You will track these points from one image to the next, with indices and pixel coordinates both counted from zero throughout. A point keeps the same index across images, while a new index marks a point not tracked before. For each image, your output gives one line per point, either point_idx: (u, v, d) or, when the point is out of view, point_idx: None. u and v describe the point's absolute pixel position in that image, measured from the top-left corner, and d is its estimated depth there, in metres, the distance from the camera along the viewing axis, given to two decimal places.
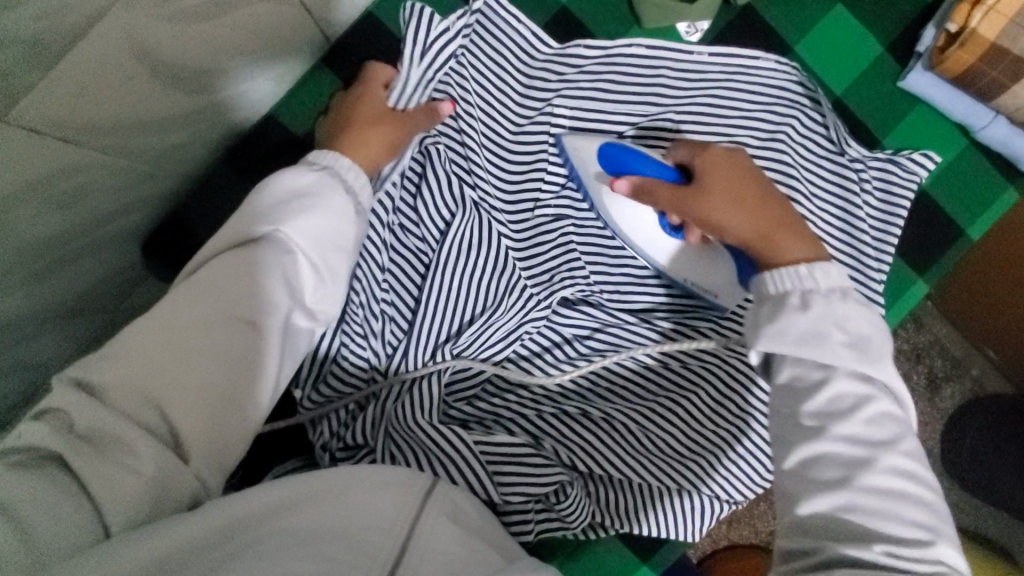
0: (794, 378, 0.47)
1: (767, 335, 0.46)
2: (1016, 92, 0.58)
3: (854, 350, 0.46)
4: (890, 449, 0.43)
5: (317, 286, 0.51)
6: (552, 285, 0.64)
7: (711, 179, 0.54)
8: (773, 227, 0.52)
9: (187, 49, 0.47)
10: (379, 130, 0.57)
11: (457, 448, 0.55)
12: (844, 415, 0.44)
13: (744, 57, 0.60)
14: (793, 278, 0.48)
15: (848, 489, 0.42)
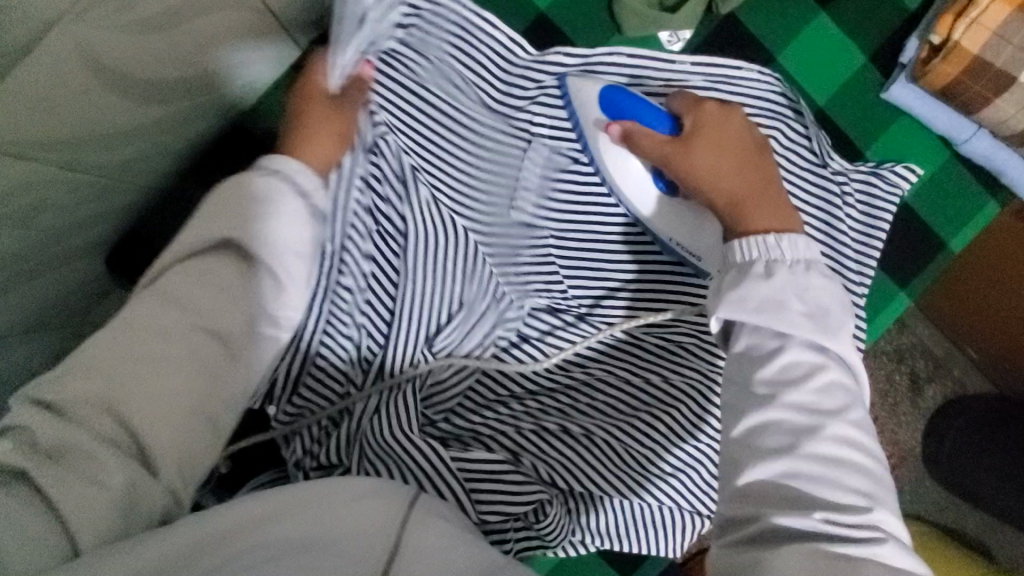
0: (752, 349, 0.47)
1: (728, 303, 0.47)
2: (998, 105, 0.58)
3: (810, 321, 0.47)
4: (837, 418, 0.44)
5: (276, 293, 0.51)
6: (528, 291, 0.63)
7: (702, 137, 0.54)
8: (750, 191, 0.53)
9: (145, 58, 0.45)
10: (324, 123, 0.56)
11: (434, 462, 0.54)
12: (797, 383, 0.45)
13: (728, 67, 0.58)
14: (761, 247, 0.49)
15: (789, 456, 0.43)
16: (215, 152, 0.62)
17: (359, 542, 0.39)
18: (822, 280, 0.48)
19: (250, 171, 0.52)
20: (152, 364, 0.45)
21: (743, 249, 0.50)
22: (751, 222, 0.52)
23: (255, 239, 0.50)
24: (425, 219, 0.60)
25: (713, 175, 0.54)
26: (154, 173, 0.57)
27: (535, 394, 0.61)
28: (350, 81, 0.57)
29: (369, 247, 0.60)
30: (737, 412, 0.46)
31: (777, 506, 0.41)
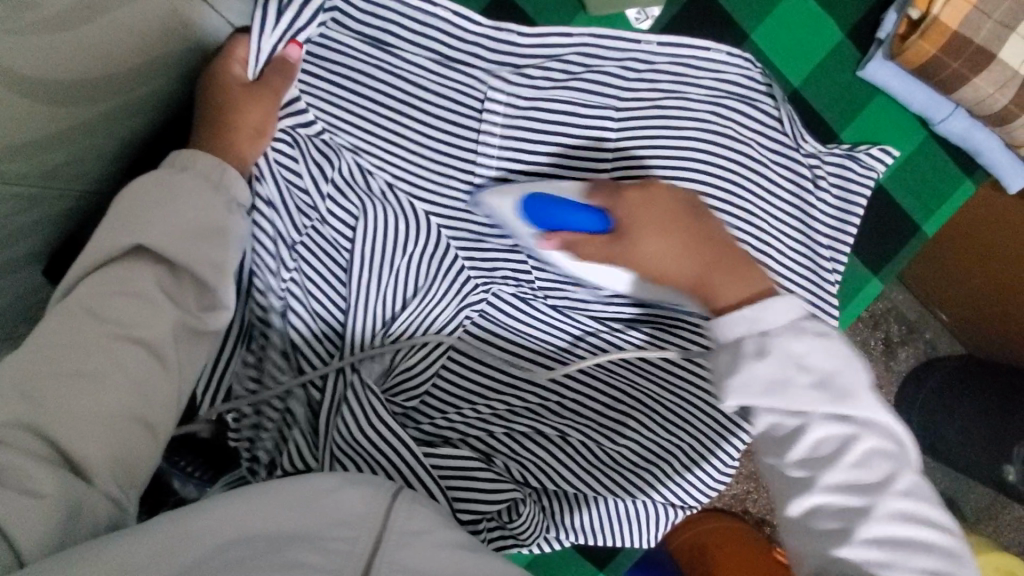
0: (775, 428, 0.47)
1: (733, 388, 0.46)
2: (977, 85, 0.55)
3: (823, 391, 0.45)
4: (886, 491, 0.44)
5: (201, 295, 0.49)
6: (493, 277, 0.61)
7: (639, 227, 0.50)
8: (711, 269, 0.50)
9: (58, 63, 0.41)
10: (243, 115, 0.52)
11: (401, 458, 0.54)
12: (830, 462, 0.45)
13: (696, 48, 0.55)
14: (744, 320, 0.47)
15: (852, 540, 0.43)
16: (164, 139, 0.57)
17: (339, 534, 0.38)
18: (831, 346, 0.46)
19: (162, 172, 0.49)
20: (91, 387, 0.43)
21: (729, 333, 0.47)
22: (720, 300, 0.49)
23: (174, 246, 0.47)
24: (384, 209, 0.57)
25: (663, 261, 0.50)
26: (94, 179, 0.54)
27: (504, 394, 0.60)
28: (276, 66, 0.52)
29: (324, 239, 0.57)
30: (783, 496, 0.47)
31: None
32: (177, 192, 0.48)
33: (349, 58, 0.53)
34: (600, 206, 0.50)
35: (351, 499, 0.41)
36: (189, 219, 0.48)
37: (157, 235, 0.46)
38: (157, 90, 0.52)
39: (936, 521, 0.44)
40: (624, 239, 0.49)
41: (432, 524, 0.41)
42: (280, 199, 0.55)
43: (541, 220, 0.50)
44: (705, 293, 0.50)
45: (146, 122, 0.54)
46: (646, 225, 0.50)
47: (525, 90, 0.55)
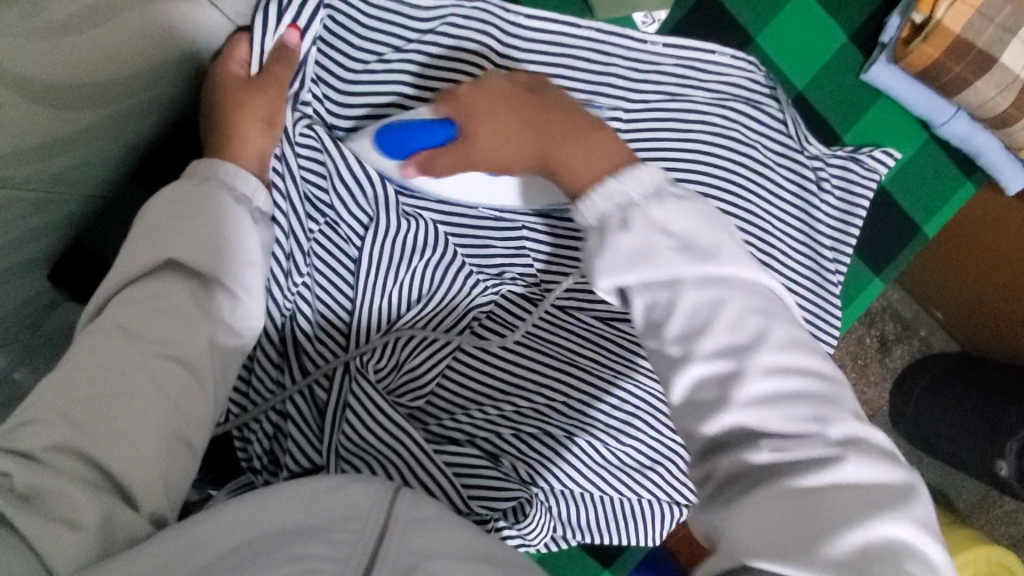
0: (651, 309, 0.44)
1: (603, 267, 0.43)
2: (978, 89, 0.56)
3: (684, 253, 0.43)
4: (755, 350, 0.41)
5: (231, 304, 0.48)
6: (501, 279, 0.61)
7: (476, 125, 0.49)
8: (557, 146, 0.48)
9: (67, 66, 0.40)
10: (247, 109, 0.51)
11: (412, 455, 0.54)
12: (705, 329, 0.42)
13: (699, 50, 0.56)
14: (603, 197, 0.45)
15: (726, 407, 0.40)
16: (173, 140, 0.58)
17: (346, 527, 0.38)
18: (682, 211, 0.45)
19: (184, 187, 0.48)
20: (116, 387, 0.43)
21: (591, 212, 0.45)
22: (571, 174, 0.47)
23: (202, 258, 0.47)
24: (390, 212, 0.56)
25: (511, 151, 0.50)
26: (99, 183, 0.53)
27: (510, 394, 0.59)
28: (278, 55, 0.51)
29: (334, 237, 0.57)
30: (665, 379, 0.43)
31: (730, 452, 0.40)
32: (201, 206, 0.48)
33: (366, 58, 0.55)
34: (436, 119, 0.50)
35: (351, 495, 0.40)
36: (216, 232, 0.48)
37: (189, 249, 0.47)
38: (165, 90, 0.52)
39: (813, 369, 0.42)
40: (466, 143, 0.49)
41: (441, 511, 0.41)
42: (291, 194, 0.55)
43: (394, 145, 0.51)
44: (560, 172, 0.48)
45: (152, 126, 0.54)
46: (483, 118, 0.49)
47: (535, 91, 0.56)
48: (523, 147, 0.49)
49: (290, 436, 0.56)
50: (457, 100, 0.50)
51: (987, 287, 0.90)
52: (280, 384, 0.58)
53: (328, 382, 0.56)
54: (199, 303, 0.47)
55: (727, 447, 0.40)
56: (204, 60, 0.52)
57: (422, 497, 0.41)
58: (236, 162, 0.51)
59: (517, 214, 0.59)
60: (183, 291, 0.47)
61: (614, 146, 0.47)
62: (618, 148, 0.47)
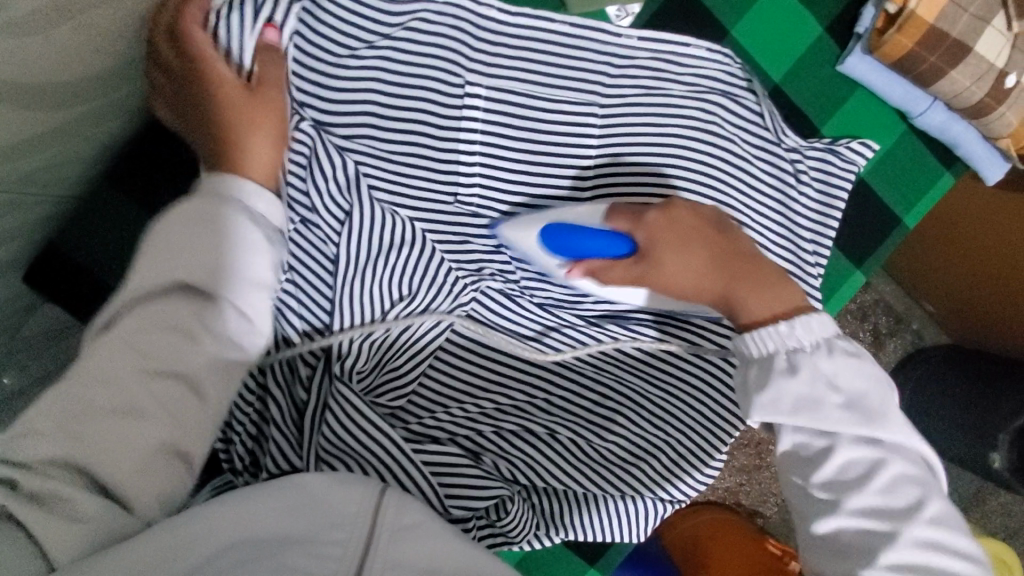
0: (799, 448, 0.48)
1: (761, 405, 0.47)
2: (954, 79, 0.56)
3: (852, 411, 0.47)
4: (910, 519, 0.44)
5: (238, 322, 0.46)
6: (480, 275, 0.59)
7: (663, 248, 0.50)
8: (738, 283, 0.51)
9: (35, 67, 0.40)
10: (254, 121, 0.49)
11: (390, 453, 0.53)
12: (857, 485, 0.46)
13: (674, 44, 0.57)
14: (775, 337, 0.48)
15: (876, 564, 0.43)
16: (145, 138, 0.57)
17: (330, 538, 0.38)
18: (848, 361, 0.47)
19: (202, 204, 0.46)
20: (106, 395, 0.41)
21: (759, 347, 0.48)
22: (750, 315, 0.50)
23: (218, 282, 0.45)
24: (368, 206, 0.55)
25: (693, 277, 0.51)
26: (73, 183, 0.53)
27: (491, 391, 0.59)
28: (265, 62, 0.50)
29: (313, 235, 0.56)
30: (806, 517, 0.47)
31: (837, 561, 0.45)
32: (218, 226, 0.46)
33: (342, 55, 0.54)
34: (620, 232, 0.50)
35: (343, 497, 0.40)
36: (236, 260, 0.46)
37: (205, 271, 0.45)
38: (139, 89, 0.52)
39: (959, 544, 0.45)
40: (648, 264, 0.50)
41: (425, 516, 0.41)
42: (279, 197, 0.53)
43: (562, 250, 0.50)
44: (738, 306, 0.51)
45: (123, 124, 0.53)
46: (669, 245, 0.50)
47: (511, 85, 0.57)
48: (701, 272, 0.51)
49: (271, 439, 0.55)
50: (648, 222, 0.51)
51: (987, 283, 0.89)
52: (260, 384, 0.57)
53: (308, 382, 0.56)
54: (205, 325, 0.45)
55: None
56: (162, 47, 0.49)
57: (408, 501, 0.41)
58: (254, 178, 0.48)
59: (495, 210, 0.59)
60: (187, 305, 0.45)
61: (784, 287, 0.51)
62: (788, 288, 0.51)
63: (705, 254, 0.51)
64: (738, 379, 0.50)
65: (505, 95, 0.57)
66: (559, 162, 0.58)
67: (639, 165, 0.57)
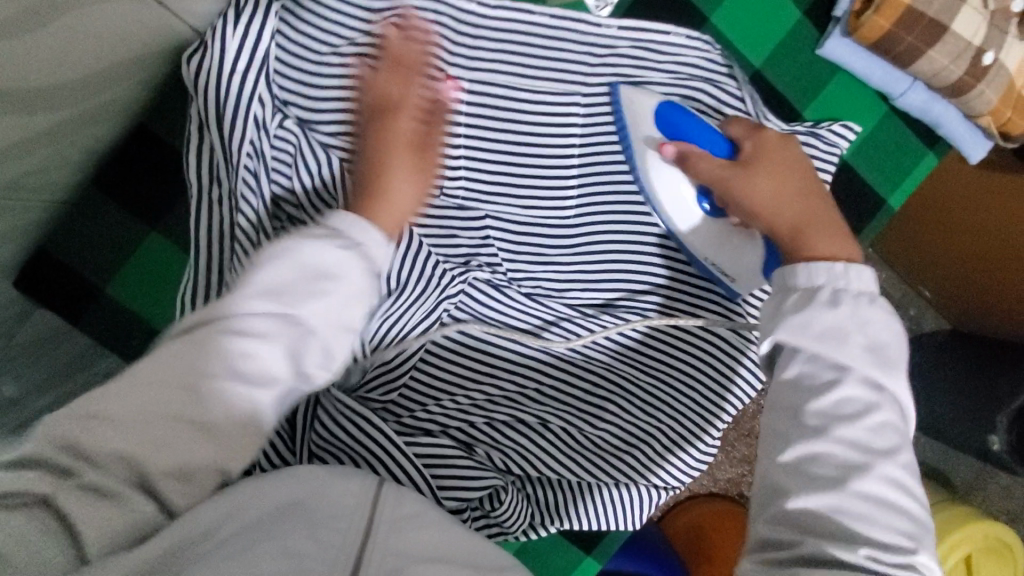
0: (800, 377, 0.47)
1: (790, 325, 0.46)
2: (932, 58, 0.56)
3: (870, 356, 0.46)
4: (887, 458, 0.44)
5: (321, 362, 0.47)
6: (468, 266, 0.60)
7: (761, 161, 0.53)
8: (809, 222, 0.52)
9: (18, 69, 0.41)
10: (406, 172, 0.54)
11: (383, 446, 0.53)
12: (850, 419, 0.45)
13: (653, 32, 0.57)
14: (830, 272, 0.48)
15: (842, 490, 0.43)
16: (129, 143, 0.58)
17: (333, 527, 0.38)
18: (880, 320, 0.47)
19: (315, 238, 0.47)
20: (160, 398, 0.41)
21: (810, 275, 0.48)
22: (815, 251, 0.50)
23: (322, 316, 0.46)
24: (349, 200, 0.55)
25: (775, 199, 0.52)
26: (59, 187, 0.54)
27: (483, 382, 0.59)
28: (435, 109, 0.56)
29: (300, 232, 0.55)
30: (786, 437, 0.46)
31: (803, 484, 0.44)
32: (329, 262, 0.47)
33: (325, 52, 0.54)
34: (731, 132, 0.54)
35: (344, 492, 0.41)
36: (336, 303, 0.47)
37: (316, 308, 0.46)
38: (126, 92, 0.53)
39: (917, 497, 0.44)
40: (745, 164, 0.53)
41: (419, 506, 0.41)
42: (263, 193, 0.54)
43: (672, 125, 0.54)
44: (802, 240, 0.51)
45: (108, 127, 0.54)
46: (768, 160, 0.53)
47: (494, 79, 0.57)
48: (781, 196, 0.53)
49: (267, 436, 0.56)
50: (764, 137, 0.54)
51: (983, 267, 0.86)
52: None
53: None
54: (295, 342, 0.45)
55: (808, 517, 0.43)
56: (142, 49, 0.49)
57: (406, 492, 0.43)
58: (383, 225, 0.51)
59: (481, 202, 0.59)
60: (273, 322, 0.45)
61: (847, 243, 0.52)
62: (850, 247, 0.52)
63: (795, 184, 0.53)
64: (770, 306, 0.49)
65: (487, 88, 0.57)
66: (541, 151, 0.59)
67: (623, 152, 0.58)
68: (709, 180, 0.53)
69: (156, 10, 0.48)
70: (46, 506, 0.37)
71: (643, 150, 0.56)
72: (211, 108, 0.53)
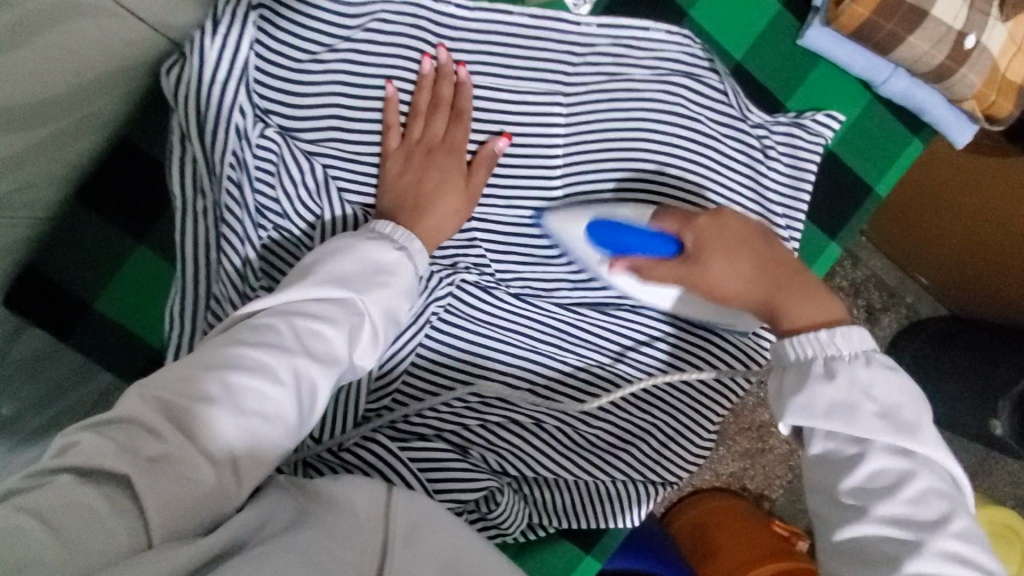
0: (829, 453, 0.42)
1: (796, 408, 0.43)
2: (912, 44, 0.56)
3: (888, 424, 0.41)
4: (940, 531, 0.39)
5: (367, 350, 0.46)
6: (455, 268, 0.59)
7: (709, 250, 0.50)
8: (781, 290, 0.49)
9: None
10: (446, 199, 0.54)
11: (377, 455, 0.55)
12: (888, 493, 0.40)
13: (633, 29, 0.58)
14: (815, 343, 0.45)
15: (897, 573, 0.38)
16: (114, 156, 0.58)
17: (348, 540, 0.36)
18: (891, 379, 0.43)
19: (365, 239, 0.49)
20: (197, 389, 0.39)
21: (797, 351, 0.45)
22: (794, 322, 0.47)
23: (379, 308, 0.47)
24: (336, 206, 0.55)
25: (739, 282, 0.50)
26: (46, 203, 0.54)
27: (474, 384, 0.59)
28: (481, 158, 0.56)
29: (286, 242, 0.55)
30: (830, 523, 0.41)
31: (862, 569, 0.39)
32: (379, 260, 0.48)
33: (306, 60, 0.55)
34: (666, 231, 0.51)
35: (357, 500, 0.40)
36: (393, 295, 0.48)
37: (381, 297, 0.47)
38: (109, 107, 0.53)
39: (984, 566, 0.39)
40: (693, 259, 0.50)
41: (418, 509, 0.40)
42: (247, 204, 0.54)
43: (606, 244, 0.52)
44: (782, 317, 0.48)
45: (94, 141, 0.54)
46: (714, 246, 0.50)
47: (474, 80, 0.57)
48: (747, 277, 0.50)
49: None
50: (699, 224, 0.51)
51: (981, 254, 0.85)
52: None
53: None
54: (351, 324, 0.45)
55: None
56: (121, 63, 0.50)
57: (418, 497, 0.42)
58: (422, 243, 0.53)
59: None
60: (333, 306, 0.45)
61: (831, 301, 0.48)
62: (835, 302, 0.48)
63: (753, 259, 0.50)
64: (772, 384, 0.46)
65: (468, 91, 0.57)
66: (524, 151, 0.59)
67: (607, 149, 0.58)
68: (672, 282, 0.52)
69: (137, 25, 0.49)
70: (127, 485, 0.34)
71: (600, 267, 0.56)
72: (194, 119, 0.53)
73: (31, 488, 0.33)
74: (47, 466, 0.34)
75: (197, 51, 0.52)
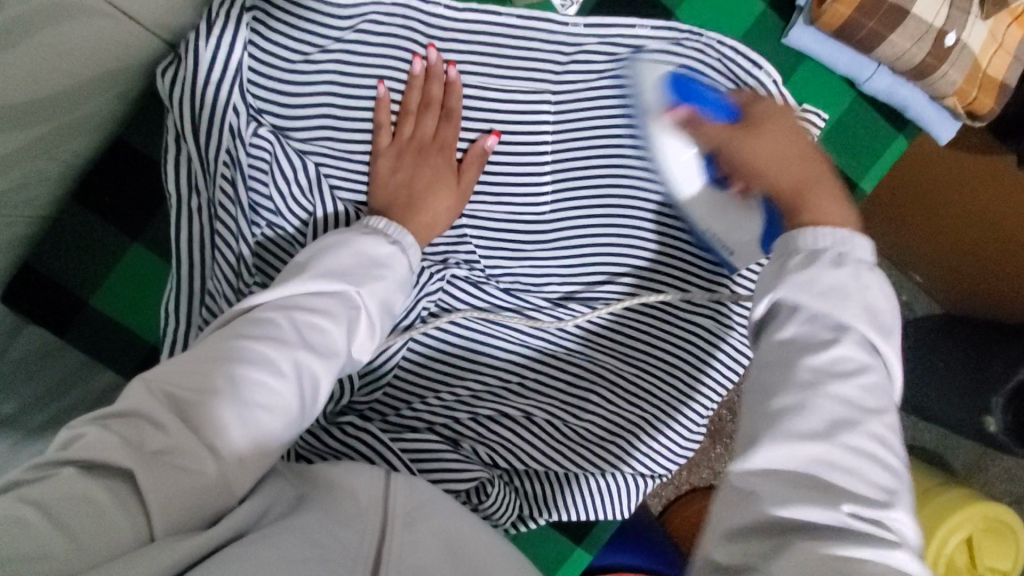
0: (796, 335, 0.40)
1: (790, 283, 0.40)
2: (893, 42, 0.57)
3: (867, 318, 0.39)
4: (877, 417, 0.37)
5: (363, 338, 0.48)
6: (445, 264, 0.60)
7: (766, 121, 0.49)
8: (810, 182, 0.45)
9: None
10: (439, 196, 0.56)
11: (369, 447, 0.55)
12: (847, 376, 0.38)
13: (619, 27, 0.58)
14: (831, 236, 0.41)
15: (826, 443, 0.36)
16: (113, 157, 0.59)
17: (351, 523, 0.37)
18: (883, 285, 0.41)
19: (358, 234, 0.50)
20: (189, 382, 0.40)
21: (815, 239, 0.42)
22: (808, 215, 0.43)
23: (373, 298, 0.48)
24: (328, 202, 0.56)
25: (775, 161, 0.47)
26: (45, 202, 0.55)
27: (465, 377, 0.60)
28: (472, 157, 0.58)
29: (280, 239, 0.56)
30: (773, 386, 0.39)
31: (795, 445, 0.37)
32: (370, 254, 0.49)
33: (298, 60, 0.56)
34: (731, 102, 0.52)
35: (359, 490, 0.40)
36: (388, 287, 0.49)
37: (381, 289, 0.48)
38: (105, 107, 0.54)
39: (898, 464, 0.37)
40: (746, 126, 0.49)
41: (417, 500, 0.41)
42: (241, 202, 0.55)
43: (679, 92, 0.53)
44: (800, 208, 0.44)
45: (91, 142, 0.55)
46: (772, 121, 0.49)
47: (463, 80, 0.58)
48: (788, 160, 0.46)
49: None
50: (767, 104, 0.51)
51: (978, 251, 0.85)
52: None
53: None
54: (348, 318, 0.46)
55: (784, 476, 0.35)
56: (116, 65, 0.51)
57: (417, 485, 0.42)
58: (416, 237, 0.54)
59: None
60: (332, 300, 0.46)
61: (856, 215, 0.44)
62: (858, 218, 0.44)
63: (802, 145, 0.47)
64: (765, 269, 0.43)
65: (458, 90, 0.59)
66: (512, 149, 0.60)
67: (594, 147, 0.60)
68: (711, 141, 0.50)
69: (131, 27, 0.50)
70: (129, 478, 0.35)
71: (653, 120, 0.55)
72: (189, 118, 0.54)
73: (35, 480, 0.34)
74: (53, 458, 0.35)
75: (190, 53, 0.53)
